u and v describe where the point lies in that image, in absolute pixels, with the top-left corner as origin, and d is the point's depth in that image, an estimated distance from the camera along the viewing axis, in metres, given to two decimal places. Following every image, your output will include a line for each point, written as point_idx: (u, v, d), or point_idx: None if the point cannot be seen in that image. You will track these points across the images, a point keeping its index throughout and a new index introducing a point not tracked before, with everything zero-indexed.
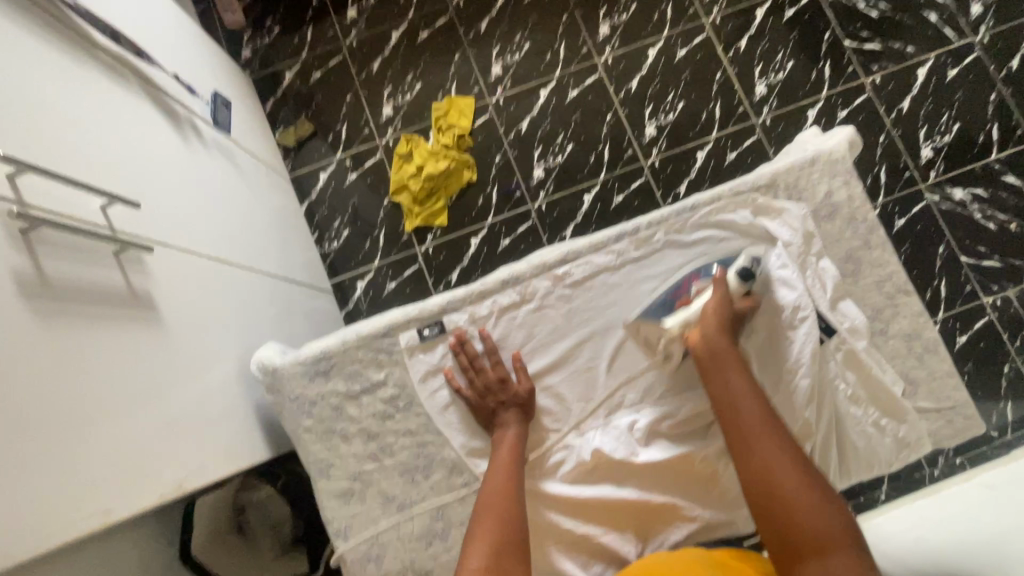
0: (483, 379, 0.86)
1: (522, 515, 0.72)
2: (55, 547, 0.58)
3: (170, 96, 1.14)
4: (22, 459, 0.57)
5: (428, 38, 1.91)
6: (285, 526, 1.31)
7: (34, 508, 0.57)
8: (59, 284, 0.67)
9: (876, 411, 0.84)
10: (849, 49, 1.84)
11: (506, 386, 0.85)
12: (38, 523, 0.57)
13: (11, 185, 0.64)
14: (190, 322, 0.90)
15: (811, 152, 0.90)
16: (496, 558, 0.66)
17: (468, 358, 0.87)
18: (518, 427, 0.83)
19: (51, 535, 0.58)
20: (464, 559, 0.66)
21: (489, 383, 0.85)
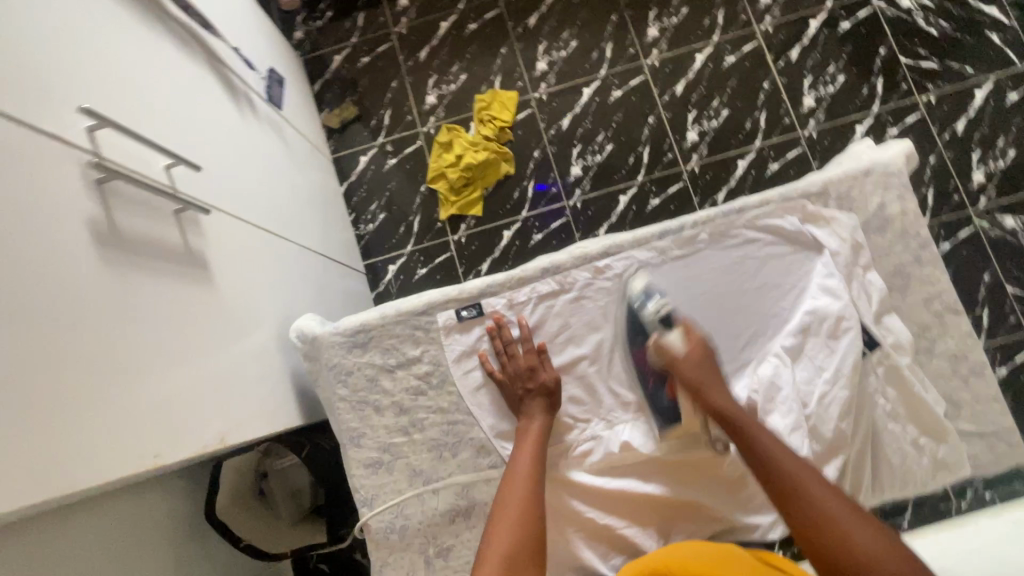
0: (513, 365, 0.86)
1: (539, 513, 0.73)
2: (115, 482, 0.60)
3: (231, 69, 1.18)
4: (92, 393, 0.59)
5: (476, 30, 1.93)
6: (304, 495, 1.33)
7: (103, 440, 0.59)
8: (128, 234, 0.70)
9: (916, 429, 0.82)
10: (904, 65, 1.80)
11: (535, 374, 0.85)
12: (103, 456, 0.59)
13: (91, 138, 0.68)
14: (236, 286, 0.93)
15: (866, 162, 0.89)
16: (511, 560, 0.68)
17: (502, 342, 0.88)
18: (546, 417, 0.84)
19: (115, 468, 0.60)
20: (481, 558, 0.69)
21: (518, 370, 0.85)
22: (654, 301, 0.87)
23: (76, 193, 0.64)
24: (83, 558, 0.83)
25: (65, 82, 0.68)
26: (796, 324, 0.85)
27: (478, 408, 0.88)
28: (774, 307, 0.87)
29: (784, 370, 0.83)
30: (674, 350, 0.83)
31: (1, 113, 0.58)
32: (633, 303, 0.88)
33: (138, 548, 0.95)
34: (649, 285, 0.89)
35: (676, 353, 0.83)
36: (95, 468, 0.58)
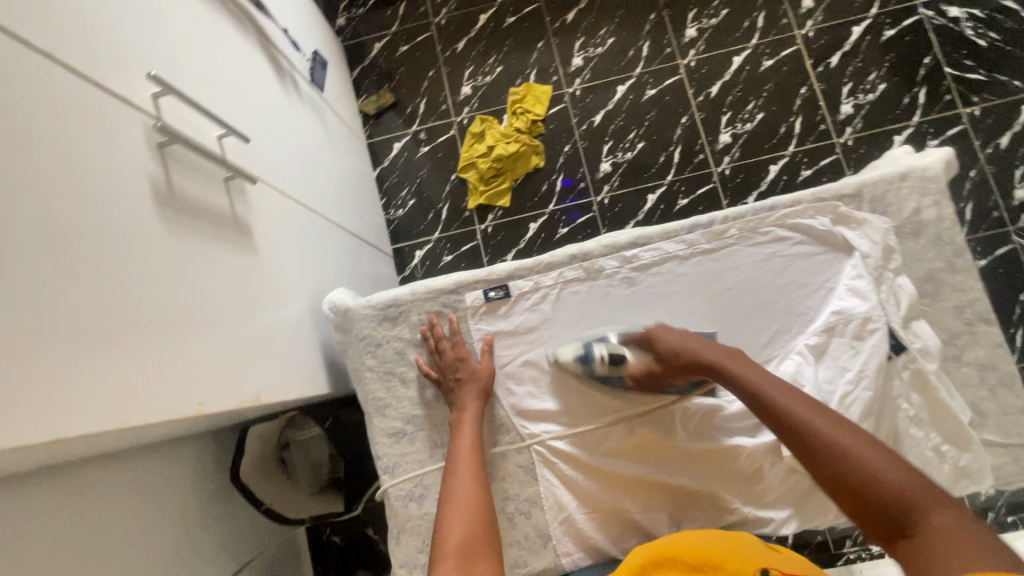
0: (442, 358, 0.89)
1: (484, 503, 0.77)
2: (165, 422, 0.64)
3: (279, 50, 1.23)
4: (147, 338, 0.64)
5: (514, 24, 1.95)
6: (323, 467, 1.34)
7: (155, 382, 0.63)
8: (183, 196, 0.75)
9: (939, 435, 0.81)
10: (949, 76, 1.76)
11: (464, 364, 0.88)
12: (155, 398, 0.63)
13: (154, 104, 0.73)
14: (276, 255, 0.97)
15: (903, 167, 0.88)
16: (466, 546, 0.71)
17: (435, 341, 0.90)
18: (479, 396, 0.87)
19: (166, 409, 0.64)
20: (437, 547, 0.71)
21: (449, 363, 0.88)
22: (596, 350, 0.87)
23: (139, 153, 0.68)
24: (95, 507, 0.86)
25: (135, 48, 0.72)
26: (822, 323, 0.85)
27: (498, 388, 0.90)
28: (800, 305, 0.88)
29: (806, 368, 0.83)
30: (645, 365, 0.86)
31: (80, 74, 0.62)
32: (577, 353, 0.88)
33: (155, 502, 0.98)
34: (577, 349, 0.88)
35: (653, 364, 0.85)
36: (147, 407, 0.62)
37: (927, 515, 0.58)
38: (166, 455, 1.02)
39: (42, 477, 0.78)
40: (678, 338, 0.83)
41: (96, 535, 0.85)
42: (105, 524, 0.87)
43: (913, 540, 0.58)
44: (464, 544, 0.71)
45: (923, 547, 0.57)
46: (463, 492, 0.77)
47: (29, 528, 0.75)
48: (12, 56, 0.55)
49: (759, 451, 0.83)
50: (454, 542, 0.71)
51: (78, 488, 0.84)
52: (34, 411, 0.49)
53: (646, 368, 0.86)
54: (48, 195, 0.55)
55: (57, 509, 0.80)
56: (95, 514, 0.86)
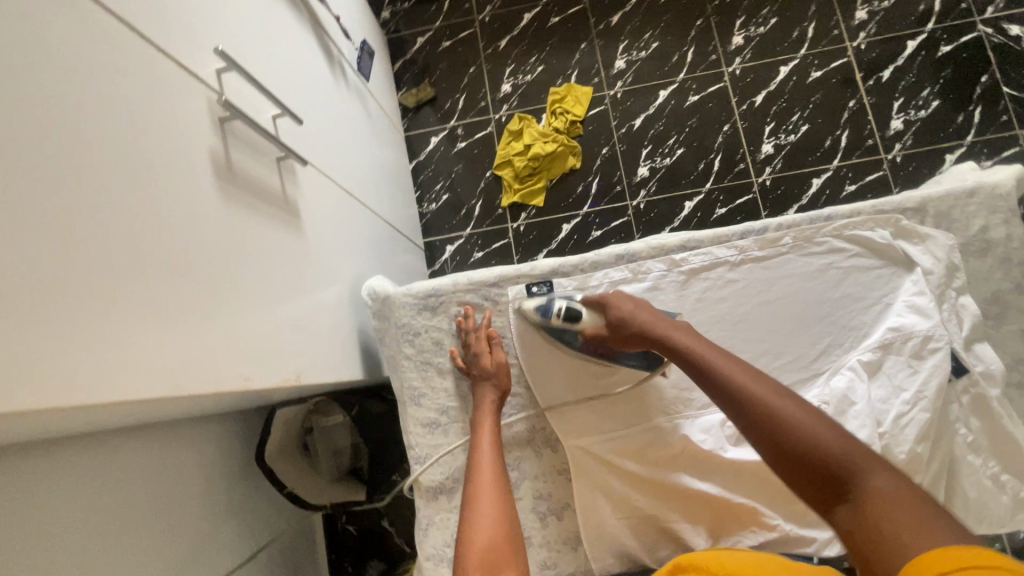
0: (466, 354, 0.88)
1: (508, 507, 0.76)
2: (214, 395, 0.64)
3: (330, 37, 1.23)
4: (202, 309, 0.64)
5: (558, 24, 1.94)
6: (344, 455, 1.35)
7: (207, 353, 0.64)
8: (240, 172, 0.75)
9: (999, 465, 0.78)
10: (1007, 96, 1.70)
11: (481, 359, 0.86)
12: (207, 367, 0.63)
13: (217, 79, 0.73)
14: (320, 239, 0.97)
15: (971, 183, 0.85)
16: (490, 553, 0.69)
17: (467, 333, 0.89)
18: (500, 388, 0.87)
19: (215, 381, 0.64)
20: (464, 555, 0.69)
21: (471, 356, 0.87)
22: (555, 305, 0.87)
23: (202, 126, 0.69)
24: (119, 481, 0.85)
25: (204, 23, 0.73)
26: (877, 338, 0.82)
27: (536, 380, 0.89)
28: (854, 319, 0.85)
29: (860, 385, 0.80)
30: (597, 328, 0.86)
31: (153, 45, 0.63)
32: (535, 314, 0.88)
33: (176, 478, 0.97)
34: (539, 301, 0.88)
35: (604, 328, 0.85)
36: (199, 377, 0.62)
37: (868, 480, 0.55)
38: (192, 433, 1.03)
39: (66, 446, 0.78)
40: (625, 303, 0.84)
41: (116, 509, 0.84)
42: (126, 499, 0.86)
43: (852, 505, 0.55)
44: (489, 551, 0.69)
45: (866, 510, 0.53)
46: (484, 491, 0.76)
47: (50, 498, 0.74)
48: (91, 21, 0.55)
49: None
50: (480, 547, 0.69)
51: (101, 460, 0.83)
52: (98, 372, 0.50)
53: (598, 330, 0.86)
54: (118, 161, 0.56)
55: (79, 480, 0.79)
56: (116, 488, 0.85)
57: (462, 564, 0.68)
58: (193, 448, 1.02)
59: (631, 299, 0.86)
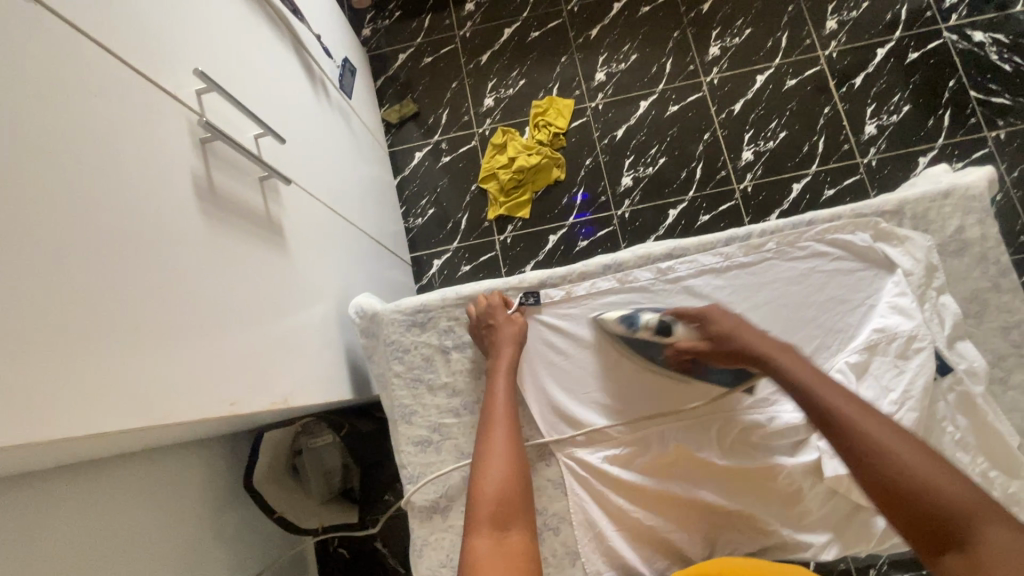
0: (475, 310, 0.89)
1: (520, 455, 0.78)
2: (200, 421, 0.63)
3: (312, 55, 1.24)
4: (186, 332, 0.63)
5: (538, 38, 1.96)
6: (334, 475, 1.33)
7: (193, 378, 0.62)
8: (222, 193, 0.74)
9: (987, 461, 0.79)
10: (974, 99, 1.75)
11: (496, 310, 0.87)
12: (191, 393, 0.62)
13: (198, 100, 0.73)
14: (305, 258, 0.96)
15: (945, 184, 0.87)
16: (501, 503, 0.73)
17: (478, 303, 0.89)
18: (515, 351, 0.85)
19: (201, 406, 0.63)
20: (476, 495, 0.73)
21: (481, 311, 0.88)
22: (642, 317, 0.86)
23: (182, 147, 0.68)
24: (108, 514, 0.83)
25: (182, 44, 0.72)
26: (863, 340, 0.83)
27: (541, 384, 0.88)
28: (839, 322, 0.86)
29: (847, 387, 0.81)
30: (693, 342, 0.84)
31: (130, 68, 0.62)
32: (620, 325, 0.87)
33: (165, 508, 0.95)
34: (621, 312, 0.88)
35: (699, 343, 0.84)
36: (183, 403, 0.60)
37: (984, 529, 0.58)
38: (180, 460, 1.00)
39: (46, 478, 0.75)
40: (731, 321, 0.82)
41: (102, 542, 0.81)
42: (117, 532, 0.84)
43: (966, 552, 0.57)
44: (499, 502, 0.73)
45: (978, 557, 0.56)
46: (495, 447, 0.77)
47: (38, 533, 0.72)
48: (66, 45, 0.55)
49: (800, 472, 0.81)
50: (490, 497, 0.73)
51: (85, 492, 0.80)
52: (78, 403, 0.48)
53: (692, 344, 0.84)
54: (95, 184, 0.55)
55: (61, 514, 0.76)
56: (101, 520, 0.82)
57: (474, 509, 0.72)
58: (180, 476, 1.00)
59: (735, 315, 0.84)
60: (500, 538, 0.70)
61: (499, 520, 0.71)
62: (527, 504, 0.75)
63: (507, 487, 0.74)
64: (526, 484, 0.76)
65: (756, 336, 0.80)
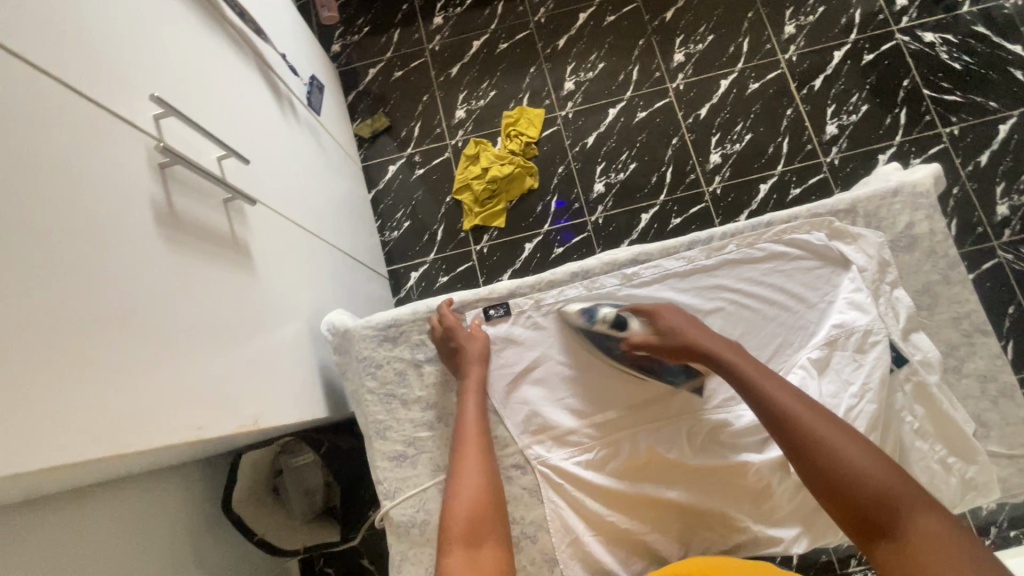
0: (435, 335, 0.90)
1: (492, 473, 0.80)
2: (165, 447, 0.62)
3: (277, 74, 1.24)
4: (148, 358, 0.62)
5: (507, 49, 1.99)
6: (317, 495, 1.31)
7: (157, 405, 0.62)
8: (184, 217, 0.74)
9: (944, 448, 0.82)
10: (928, 98, 1.82)
11: (455, 333, 0.88)
12: (155, 420, 0.61)
13: (156, 125, 0.73)
14: (275, 277, 0.96)
15: (894, 182, 0.91)
16: (473, 523, 0.75)
17: (442, 323, 0.90)
18: (483, 369, 0.87)
19: (166, 432, 0.62)
20: (449, 516, 0.75)
21: (441, 335, 0.89)
22: (600, 311, 0.89)
23: (141, 173, 0.68)
24: (87, 546, 0.82)
25: (138, 71, 0.72)
26: (823, 337, 0.86)
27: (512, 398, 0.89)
28: (800, 319, 0.88)
29: (809, 382, 0.84)
30: (646, 337, 0.87)
31: (85, 97, 0.62)
32: (578, 323, 0.89)
33: (145, 539, 0.93)
34: (584, 304, 0.90)
35: (652, 336, 0.86)
36: (147, 431, 0.60)
37: (912, 520, 0.63)
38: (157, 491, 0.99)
39: (19, 511, 0.73)
40: (679, 318, 0.85)
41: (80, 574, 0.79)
42: (96, 565, 0.82)
43: (894, 543, 0.62)
44: (471, 521, 0.75)
45: (906, 547, 0.61)
46: (470, 462, 0.80)
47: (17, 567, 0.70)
48: (17, 77, 0.54)
49: (768, 467, 0.83)
50: (462, 516, 0.75)
51: (64, 524, 0.79)
52: (35, 438, 0.48)
53: (647, 339, 0.87)
54: (51, 216, 0.54)
55: (34, 547, 0.74)
56: (79, 551, 0.80)
57: (446, 528, 0.74)
58: (158, 508, 0.98)
59: (682, 313, 0.88)
60: (470, 557, 0.72)
61: (470, 539, 0.73)
62: (496, 521, 0.78)
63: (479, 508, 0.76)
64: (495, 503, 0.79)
65: (701, 335, 0.83)
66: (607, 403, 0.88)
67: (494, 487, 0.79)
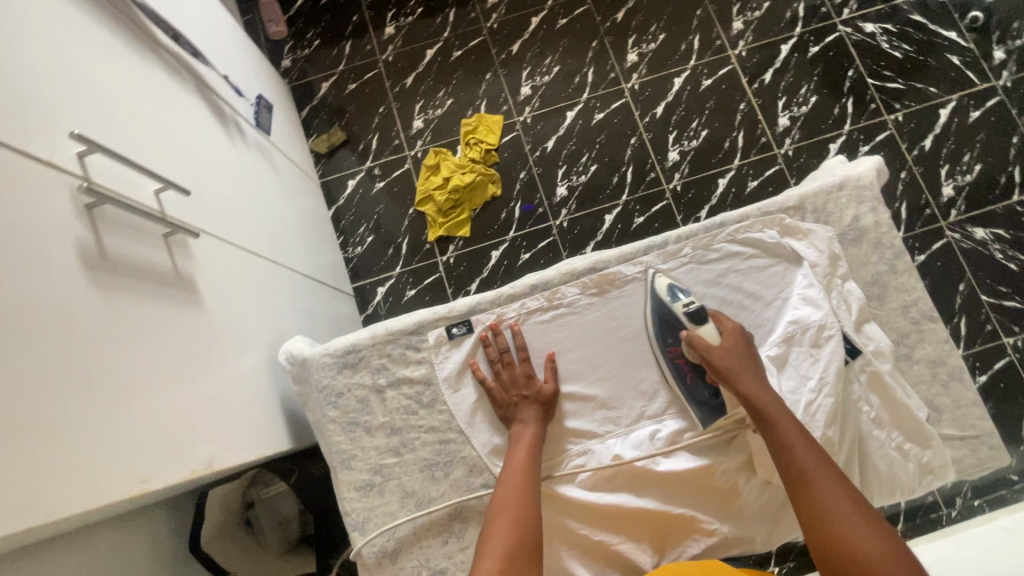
0: (501, 374, 0.89)
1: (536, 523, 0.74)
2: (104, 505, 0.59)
3: (220, 95, 1.19)
4: (82, 416, 0.59)
5: (461, 56, 1.98)
6: (292, 524, 1.26)
7: (91, 464, 0.59)
8: (118, 258, 0.70)
9: (899, 435, 0.85)
10: (872, 86, 1.88)
11: (530, 383, 0.87)
12: (90, 479, 0.58)
13: (81, 163, 0.69)
14: (226, 308, 0.92)
15: (839, 177, 0.93)
16: (511, 561, 0.68)
17: (498, 350, 0.89)
18: (537, 433, 0.84)
19: (104, 491, 0.60)
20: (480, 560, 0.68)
21: (511, 379, 0.88)
22: (683, 296, 0.88)
23: (66, 216, 0.64)
24: None
25: (55, 107, 0.68)
26: (781, 333, 0.87)
27: (483, 418, 0.88)
28: (757, 317, 0.90)
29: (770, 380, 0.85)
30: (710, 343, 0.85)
31: None
32: (660, 296, 0.89)
33: None
34: (674, 282, 0.90)
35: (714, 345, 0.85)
36: (80, 492, 0.57)
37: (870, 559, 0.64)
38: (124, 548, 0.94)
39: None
40: (743, 349, 0.83)
41: None
42: None
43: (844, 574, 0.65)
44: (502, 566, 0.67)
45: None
46: (507, 512, 0.74)
47: None
48: None
49: (733, 467, 0.84)
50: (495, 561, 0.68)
51: None
52: None
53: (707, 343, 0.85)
54: None
55: None
56: None
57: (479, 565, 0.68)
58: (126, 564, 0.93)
59: (747, 346, 0.85)
60: None
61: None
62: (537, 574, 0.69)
63: (516, 548, 0.69)
64: (538, 551, 0.71)
65: (753, 378, 0.81)
66: (578, 413, 0.89)
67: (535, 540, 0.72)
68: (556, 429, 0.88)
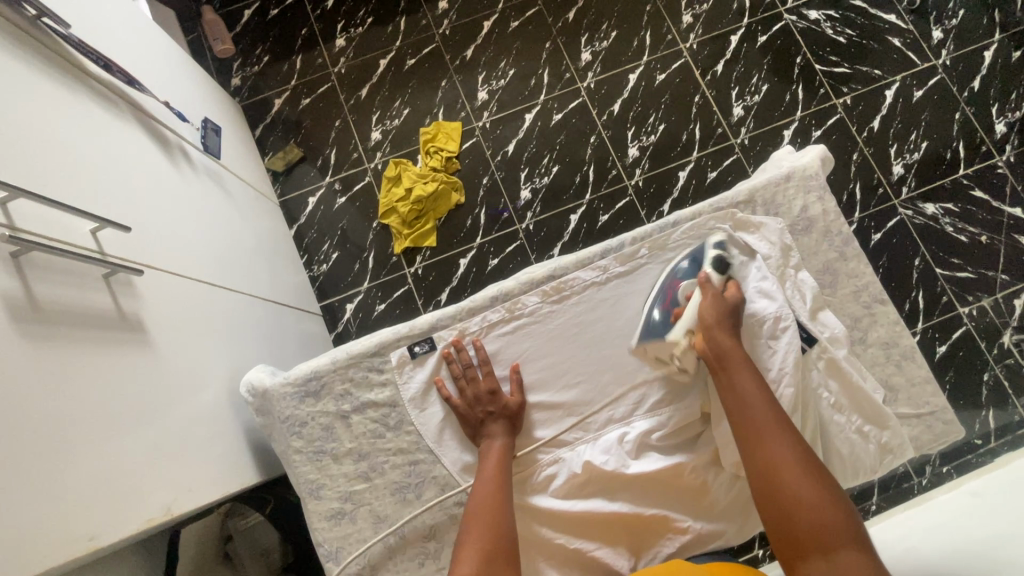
0: (467, 389, 0.88)
1: (510, 531, 0.74)
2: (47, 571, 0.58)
3: (161, 121, 1.15)
4: (23, 483, 0.57)
5: (415, 64, 1.96)
6: (274, 554, 1.18)
7: (31, 532, 0.57)
8: (50, 307, 0.67)
9: (859, 418, 0.87)
10: (820, 72, 1.92)
11: (496, 398, 0.87)
12: (28, 548, 0.57)
13: (3, 211, 0.64)
14: (179, 343, 0.89)
15: (786, 169, 0.95)
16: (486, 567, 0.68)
17: (461, 366, 0.89)
18: (505, 445, 0.84)
19: (44, 558, 0.58)
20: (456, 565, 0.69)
21: (478, 394, 0.87)
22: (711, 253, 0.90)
23: None
24: None
25: None
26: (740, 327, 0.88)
27: (450, 435, 0.88)
28: None
29: None
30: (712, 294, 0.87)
31: None
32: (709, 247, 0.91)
33: None
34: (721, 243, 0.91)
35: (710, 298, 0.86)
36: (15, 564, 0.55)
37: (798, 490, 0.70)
38: None
39: None
40: (736, 310, 0.86)
41: None
42: None
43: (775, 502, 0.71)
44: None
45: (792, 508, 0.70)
46: (483, 529, 0.73)
47: None
48: None
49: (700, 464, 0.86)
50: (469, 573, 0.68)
51: None
52: None
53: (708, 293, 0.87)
54: None
55: None
56: None
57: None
58: None
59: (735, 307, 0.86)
60: None
61: None
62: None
63: (491, 555, 0.70)
64: (511, 558, 0.71)
65: (728, 334, 0.84)
66: (546, 423, 0.89)
67: (509, 546, 0.72)
68: (526, 441, 0.88)
